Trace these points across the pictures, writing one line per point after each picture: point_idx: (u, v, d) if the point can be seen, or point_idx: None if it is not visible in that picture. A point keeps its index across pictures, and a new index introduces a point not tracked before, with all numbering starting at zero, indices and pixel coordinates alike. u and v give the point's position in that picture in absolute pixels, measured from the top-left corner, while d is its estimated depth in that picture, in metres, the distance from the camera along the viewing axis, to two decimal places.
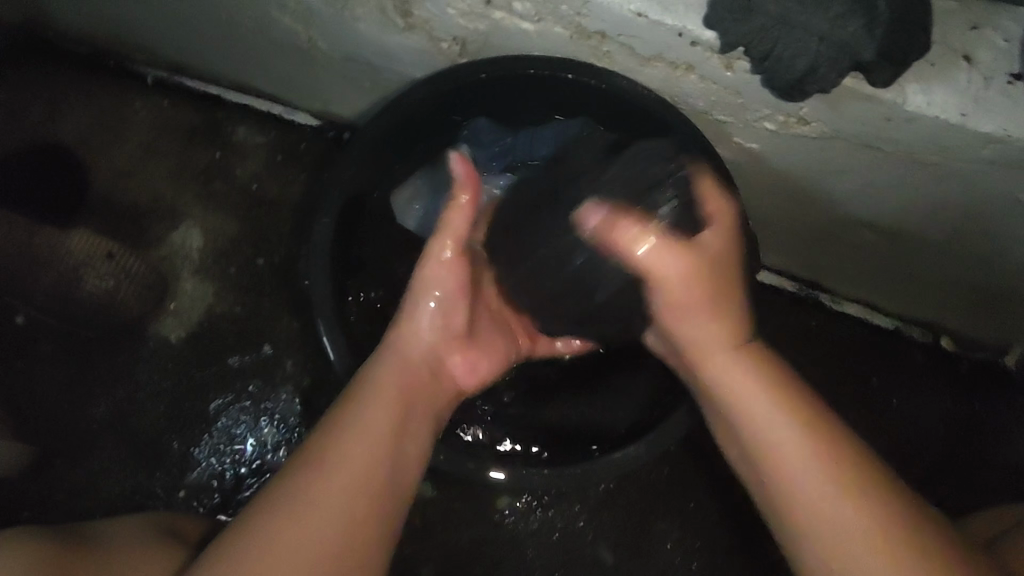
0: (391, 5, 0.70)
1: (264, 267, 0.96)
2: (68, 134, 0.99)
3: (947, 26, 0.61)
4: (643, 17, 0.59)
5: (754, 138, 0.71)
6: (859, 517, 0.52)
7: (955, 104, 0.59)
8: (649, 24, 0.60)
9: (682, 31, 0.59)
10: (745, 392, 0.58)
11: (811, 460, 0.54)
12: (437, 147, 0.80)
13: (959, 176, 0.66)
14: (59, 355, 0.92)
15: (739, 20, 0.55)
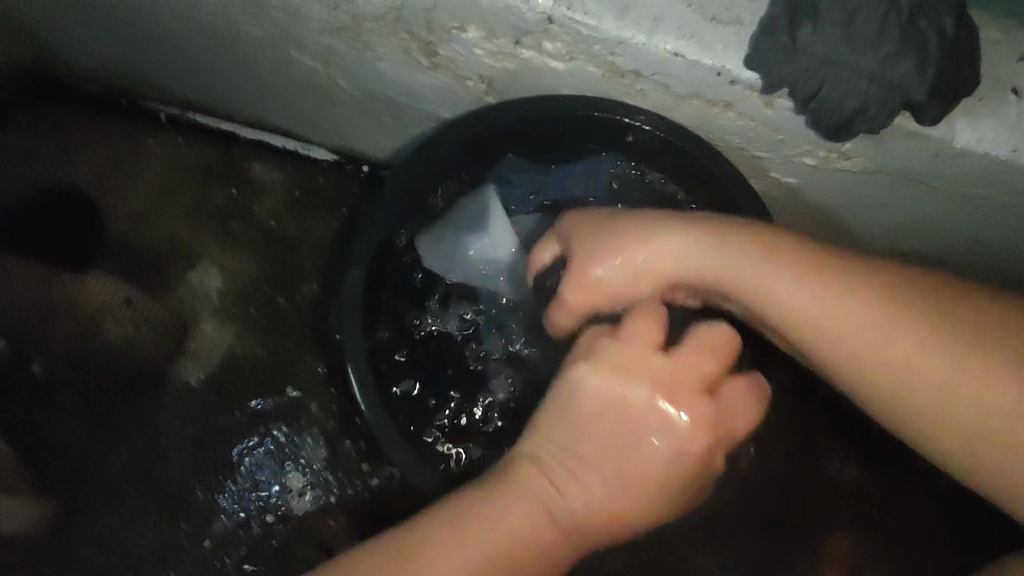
0: (415, 45, 0.68)
1: (285, 306, 0.94)
2: (81, 175, 0.98)
3: (996, 57, 0.59)
4: (681, 56, 0.57)
5: (792, 173, 0.69)
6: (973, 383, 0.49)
7: (1004, 139, 0.57)
8: (686, 64, 0.58)
9: (721, 70, 0.57)
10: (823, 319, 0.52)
11: (909, 359, 0.51)
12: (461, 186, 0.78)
13: (1008, 209, 0.64)
14: (79, 405, 0.90)
15: (784, 61, 0.53)
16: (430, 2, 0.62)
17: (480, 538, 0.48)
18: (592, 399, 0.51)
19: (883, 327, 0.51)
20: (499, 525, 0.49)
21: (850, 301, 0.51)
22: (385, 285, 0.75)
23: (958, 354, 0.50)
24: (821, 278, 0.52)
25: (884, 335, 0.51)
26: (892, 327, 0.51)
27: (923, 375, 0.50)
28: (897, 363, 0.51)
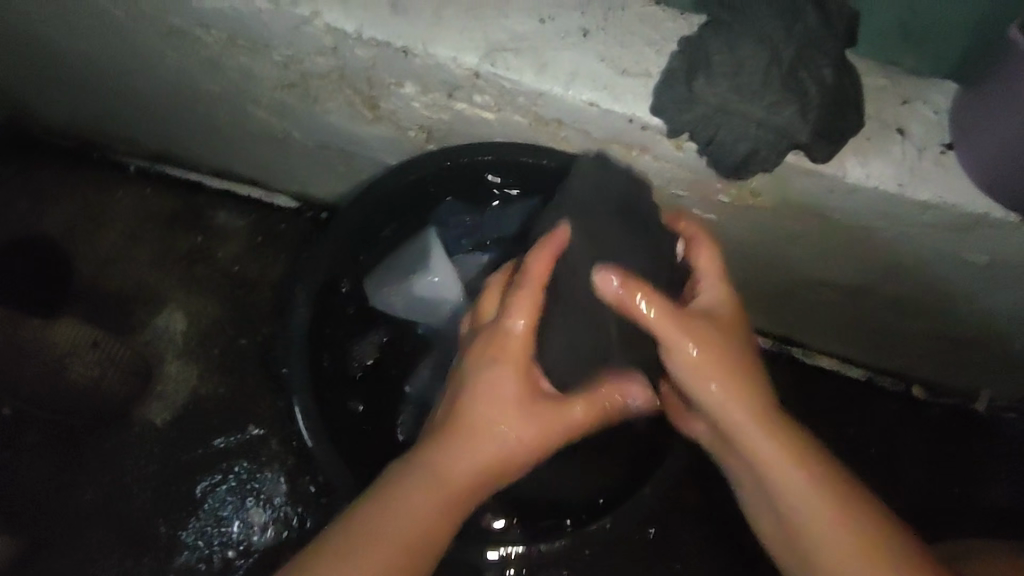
0: (358, 100, 0.74)
1: (247, 346, 0.98)
2: (52, 224, 1.02)
3: (881, 102, 0.65)
4: (595, 106, 0.63)
5: (710, 210, 0.74)
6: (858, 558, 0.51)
7: (892, 175, 0.63)
8: (600, 112, 0.63)
9: (632, 117, 0.62)
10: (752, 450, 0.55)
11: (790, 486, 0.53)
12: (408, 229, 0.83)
13: (905, 239, 0.69)
14: (48, 444, 0.93)
15: (683, 109, 0.60)
16: (368, 61, 0.67)
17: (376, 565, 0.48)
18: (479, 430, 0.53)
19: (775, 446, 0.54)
20: (416, 517, 0.50)
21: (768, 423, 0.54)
22: (336, 321, 0.80)
23: (837, 531, 0.52)
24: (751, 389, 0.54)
25: (793, 476, 0.53)
26: (821, 498, 0.53)
27: (800, 508, 0.53)
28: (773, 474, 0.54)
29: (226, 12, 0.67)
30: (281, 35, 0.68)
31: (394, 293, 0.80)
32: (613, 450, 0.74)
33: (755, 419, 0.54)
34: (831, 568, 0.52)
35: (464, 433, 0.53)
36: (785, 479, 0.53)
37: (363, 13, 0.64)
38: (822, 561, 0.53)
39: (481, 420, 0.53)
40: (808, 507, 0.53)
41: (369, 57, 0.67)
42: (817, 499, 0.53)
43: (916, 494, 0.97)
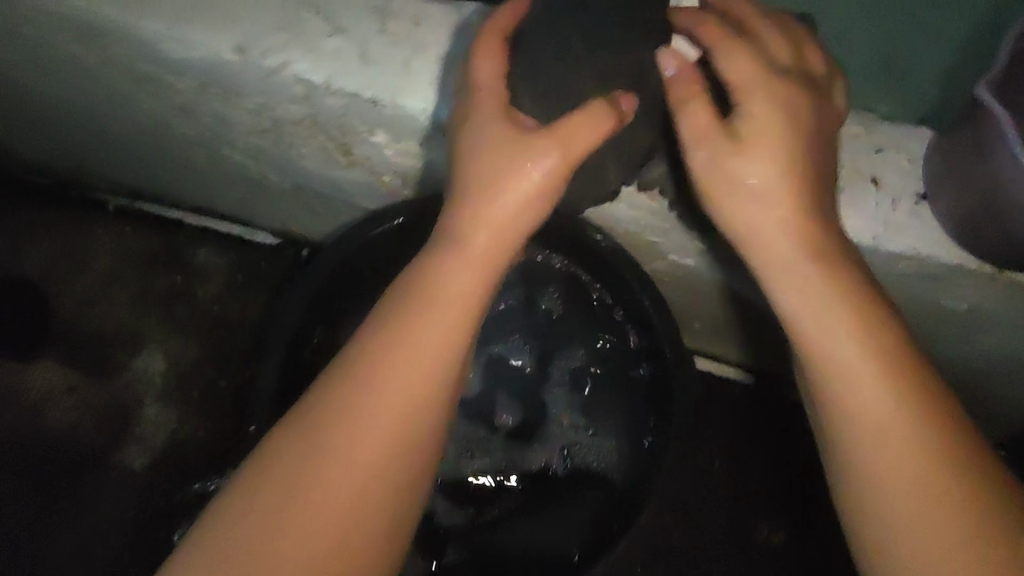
0: (332, 145, 0.73)
1: (227, 388, 0.97)
2: (30, 266, 1.01)
3: (856, 151, 0.64)
4: None
5: (687, 255, 0.73)
6: (925, 490, 0.44)
7: (866, 228, 0.62)
8: None
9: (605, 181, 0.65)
10: (837, 350, 0.47)
11: (883, 400, 0.46)
12: None
13: (884, 287, 0.68)
14: (22, 491, 0.91)
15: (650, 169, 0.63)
16: (340, 110, 0.67)
17: (299, 498, 0.43)
18: (422, 338, 0.47)
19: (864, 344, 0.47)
20: (352, 457, 0.44)
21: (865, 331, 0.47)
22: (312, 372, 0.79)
23: (911, 480, 0.44)
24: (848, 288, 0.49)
25: (876, 391, 0.46)
26: (917, 433, 0.45)
27: (875, 442, 0.45)
28: (856, 396, 0.46)
29: (196, 62, 0.66)
30: (252, 84, 0.67)
31: None
32: (586, 497, 0.71)
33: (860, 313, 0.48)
34: (888, 501, 0.45)
35: (411, 324, 0.47)
36: (875, 397, 0.46)
37: (332, 63, 0.63)
38: (882, 487, 0.45)
39: (422, 311, 0.48)
40: (887, 423, 0.45)
41: (340, 106, 0.66)
42: (912, 421, 0.45)
43: None
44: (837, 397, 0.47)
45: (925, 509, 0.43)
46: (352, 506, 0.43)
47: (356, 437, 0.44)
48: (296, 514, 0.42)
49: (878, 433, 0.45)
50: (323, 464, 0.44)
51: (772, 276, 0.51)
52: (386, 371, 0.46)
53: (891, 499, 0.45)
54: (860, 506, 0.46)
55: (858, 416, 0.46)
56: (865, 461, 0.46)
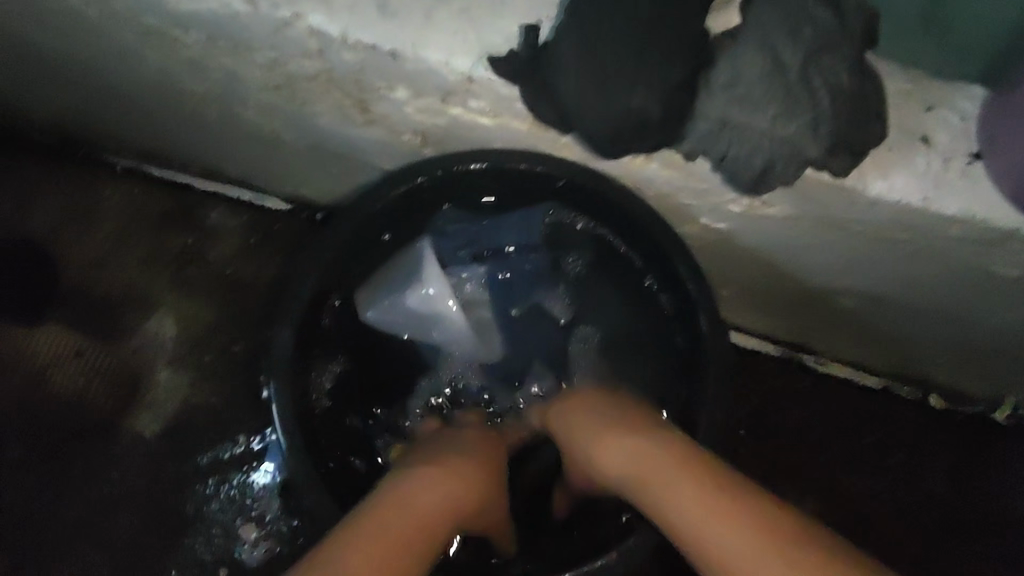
0: (349, 102, 0.70)
1: (240, 353, 0.95)
2: (36, 226, 0.98)
3: (905, 109, 0.60)
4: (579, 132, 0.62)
5: (721, 220, 0.70)
6: (697, 511, 0.48)
7: (916, 188, 0.58)
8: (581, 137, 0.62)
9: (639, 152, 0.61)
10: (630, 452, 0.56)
11: (654, 459, 0.54)
12: (402, 239, 0.79)
13: (930, 252, 0.65)
14: (29, 459, 0.90)
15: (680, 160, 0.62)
16: (356, 64, 0.63)
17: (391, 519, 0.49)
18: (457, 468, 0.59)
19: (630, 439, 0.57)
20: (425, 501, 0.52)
21: (639, 441, 0.57)
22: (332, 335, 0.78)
23: (687, 497, 0.49)
24: (640, 448, 0.56)
25: (653, 453, 0.54)
26: (655, 485, 0.52)
27: (663, 489, 0.51)
28: (637, 457, 0.55)
29: (203, 16, 0.63)
30: (263, 37, 0.63)
31: (386, 305, 0.78)
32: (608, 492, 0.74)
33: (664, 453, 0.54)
34: (687, 518, 0.48)
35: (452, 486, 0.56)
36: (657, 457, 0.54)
37: (347, 15, 0.59)
38: (681, 531, 0.49)
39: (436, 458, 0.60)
40: (672, 485, 0.51)
41: (356, 60, 0.62)
42: (697, 477, 0.50)
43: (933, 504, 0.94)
44: (624, 469, 0.56)
45: (730, 541, 0.45)
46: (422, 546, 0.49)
47: (433, 487, 0.54)
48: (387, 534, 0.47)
49: (641, 469, 0.54)
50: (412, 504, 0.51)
51: (597, 465, 0.59)
52: (438, 465, 0.58)
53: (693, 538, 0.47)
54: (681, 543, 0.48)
55: (633, 472, 0.55)
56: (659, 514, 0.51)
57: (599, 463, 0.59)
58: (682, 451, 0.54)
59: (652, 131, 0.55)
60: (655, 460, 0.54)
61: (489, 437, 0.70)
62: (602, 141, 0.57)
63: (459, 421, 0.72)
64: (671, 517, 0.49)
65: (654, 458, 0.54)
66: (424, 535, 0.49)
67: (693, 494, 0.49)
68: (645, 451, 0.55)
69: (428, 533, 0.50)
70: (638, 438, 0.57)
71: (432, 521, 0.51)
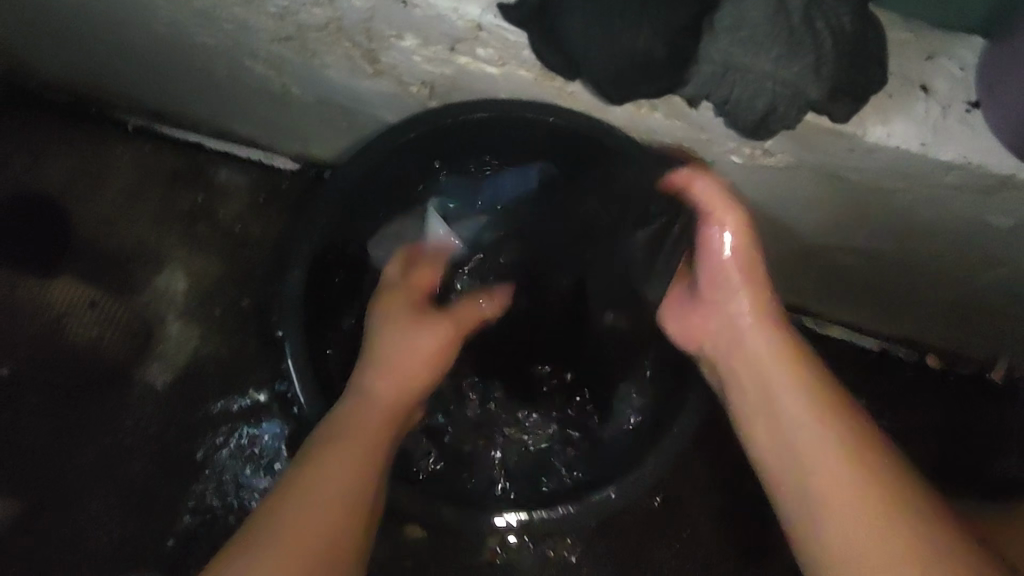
0: (358, 53, 0.71)
1: (248, 308, 0.97)
2: (49, 182, 1.00)
3: (904, 58, 0.61)
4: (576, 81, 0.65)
5: (722, 172, 0.72)
6: (866, 513, 0.47)
7: (915, 134, 0.60)
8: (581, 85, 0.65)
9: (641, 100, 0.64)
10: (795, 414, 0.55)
11: (821, 438, 0.52)
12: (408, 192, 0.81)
13: (927, 203, 0.66)
14: (45, 406, 0.92)
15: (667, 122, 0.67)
16: (367, 12, 0.64)
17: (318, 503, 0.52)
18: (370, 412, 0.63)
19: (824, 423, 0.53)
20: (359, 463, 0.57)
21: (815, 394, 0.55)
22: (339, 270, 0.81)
23: (857, 499, 0.48)
24: (840, 412, 0.54)
25: (829, 440, 0.52)
26: (843, 488, 0.49)
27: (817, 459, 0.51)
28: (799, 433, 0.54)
29: None
30: None
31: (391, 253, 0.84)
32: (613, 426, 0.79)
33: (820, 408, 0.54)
34: (838, 515, 0.49)
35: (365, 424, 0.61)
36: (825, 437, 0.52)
37: None
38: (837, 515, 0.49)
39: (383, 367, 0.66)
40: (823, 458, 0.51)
41: (366, 8, 0.63)
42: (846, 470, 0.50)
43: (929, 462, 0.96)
44: (799, 443, 0.53)
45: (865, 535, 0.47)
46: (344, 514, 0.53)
47: (359, 452, 0.58)
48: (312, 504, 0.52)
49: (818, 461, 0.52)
50: (330, 475, 0.55)
51: (788, 415, 0.55)
52: (365, 420, 0.61)
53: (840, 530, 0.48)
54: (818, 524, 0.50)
55: (803, 454, 0.53)
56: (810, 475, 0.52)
57: (771, 384, 0.58)
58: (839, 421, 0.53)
59: (656, 75, 0.56)
60: (847, 463, 0.50)
61: (419, 367, 0.68)
62: (608, 84, 0.59)
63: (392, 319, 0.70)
64: (822, 504, 0.50)
65: (829, 440, 0.52)
66: (353, 492, 0.54)
67: (879, 509, 0.47)
68: (823, 399, 0.55)
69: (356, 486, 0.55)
70: (814, 393, 0.56)
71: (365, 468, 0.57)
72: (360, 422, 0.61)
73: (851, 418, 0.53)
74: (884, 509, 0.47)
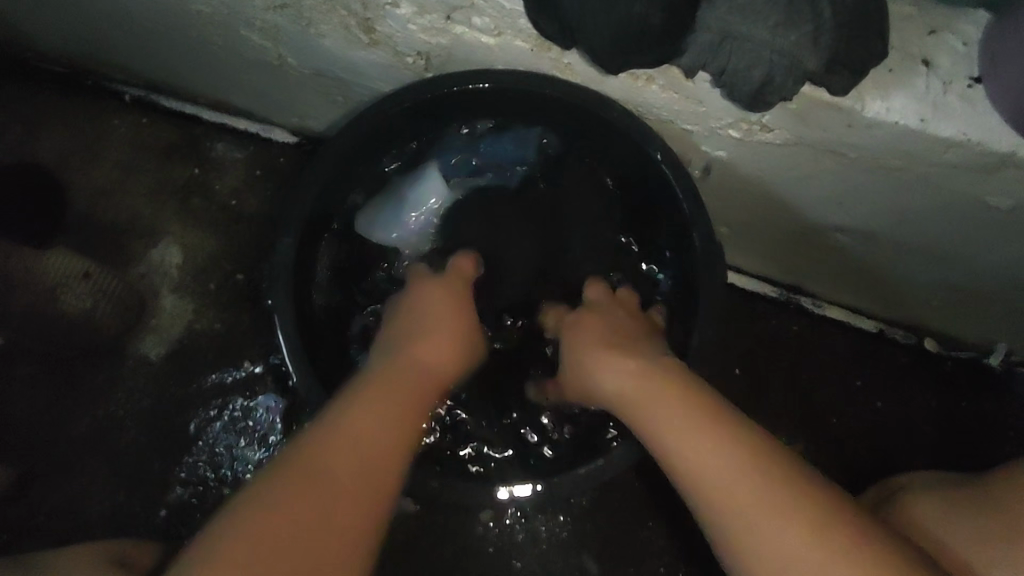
0: (353, 22, 0.69)
1: (243, 282, 0.96)
2: (44, 154, 0.99)
3: (906, 32, 0.60)
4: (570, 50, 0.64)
5: (721, 147, 0.71)
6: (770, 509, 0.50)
7: (914, 109, 0.59)
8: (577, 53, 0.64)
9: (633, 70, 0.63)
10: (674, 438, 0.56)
11: (703, 447, 0.55)
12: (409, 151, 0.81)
13: (926, 181, 0.65)
14: (39, 376, 0.93)
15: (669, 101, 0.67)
16: None
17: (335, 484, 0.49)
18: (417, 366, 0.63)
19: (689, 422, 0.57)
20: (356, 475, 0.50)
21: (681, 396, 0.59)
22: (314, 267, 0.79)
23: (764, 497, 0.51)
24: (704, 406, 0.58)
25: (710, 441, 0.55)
26: (732, 491, 0.52)
27: (710, 457, 0.54)
28: (681, 441, 0.56)
29: None
30: None
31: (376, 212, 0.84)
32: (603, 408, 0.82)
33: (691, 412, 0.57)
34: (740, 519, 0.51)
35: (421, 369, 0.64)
36: (708, 443, 0.55)
37: None
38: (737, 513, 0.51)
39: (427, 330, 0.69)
40: (719, 455, 0.54)
41: None
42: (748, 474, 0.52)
43: (923, 446, 0.96)
44: (677, 453, 0.56)
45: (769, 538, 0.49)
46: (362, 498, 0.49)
47: (372, 431, 0.54)
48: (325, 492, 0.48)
49: (703, 466, 0.54)
50: (351, 445, 0.52)
51: (656, 426, 0.59)
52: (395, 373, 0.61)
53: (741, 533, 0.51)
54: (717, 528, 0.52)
55: (688, 477, 0.55)
56: (700, 481, 0.54)
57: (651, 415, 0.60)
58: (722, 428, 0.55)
59: (652, 43, 0.56)
60: (723, 452, 0.54)
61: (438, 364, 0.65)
62: (604, 53, 0.58)
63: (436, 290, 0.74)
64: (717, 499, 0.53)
65: (719, 447, 0.54)
66: (360, 499, 0.49)
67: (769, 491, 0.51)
68: (692, 410, 0.57)
69: (365, 493, 0.50)
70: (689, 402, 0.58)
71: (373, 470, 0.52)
72: (361, 405, 0.56)
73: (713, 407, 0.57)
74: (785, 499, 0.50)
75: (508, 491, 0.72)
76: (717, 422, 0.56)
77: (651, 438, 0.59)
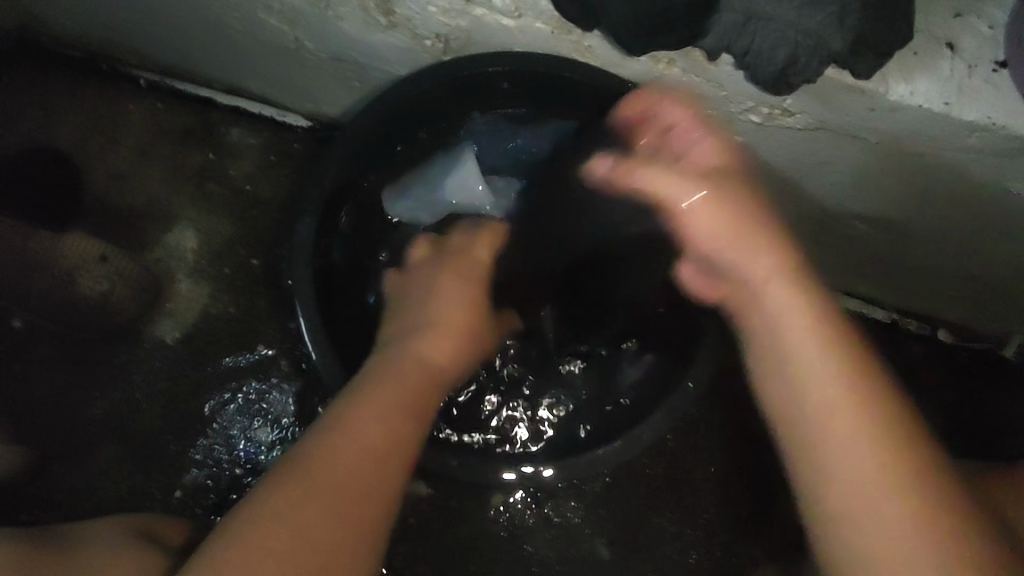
0: (372, 4, 0.69)
1: (258, 267, 0.97)
2: (60, 138, 0.99)
3: (931, 15, 0.60)
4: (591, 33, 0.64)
5: (740, 132, 0.71)
6: (889, 473, 0.51)
7: (938, 93, 0.58)
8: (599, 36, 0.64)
9: (653, 53, 0.63)
10: (802, 354, 0.56)
11: (834, 382, 0.54)
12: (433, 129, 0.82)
13: (949, 166, 0.65)
14: (56, 359, 0.93)
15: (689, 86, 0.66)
16: None
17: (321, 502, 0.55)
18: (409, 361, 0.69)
19: (824, 352, 0.55)
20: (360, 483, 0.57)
21: (823, 327, 0.56)
22: (336, 261, 0.81)
23: (882, 465, 0.51)
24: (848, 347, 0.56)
25: (829, 385, 0.54)
26: (862, 442, 0.52)
27: (831, 391, 0.54)
28: (809, 371, 0.55)
29: None
30: None
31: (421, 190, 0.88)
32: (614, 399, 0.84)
33: (841, 353, 0.55)
34: (854, 474, 0.52)
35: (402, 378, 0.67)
36: (842, 389, 0.54)
37: None
38: (847, 472, 0.52)
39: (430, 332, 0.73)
40: (844, 406, 0.53)
41: None
42: (867, 438, 0.52)
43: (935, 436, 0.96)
44: (805, 379, 0.55)
45: (882, 500, 0.51)
46: (345, 512, 0.55)
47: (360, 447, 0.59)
48: (317, 509, 0.54)
49: (829, 404, 0.54)
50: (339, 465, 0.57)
51: (784, 335, 0.57)
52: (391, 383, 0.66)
53: (845, 485, 0.52)
54: (815, 467, 0.54)
55: (822, 419, 0.54)
56: (816, 416, 0.54)
57: (774, 318, 0.57)
58: (861, 383, 0.54)
59: (676, 23, 0.55)
60: (861, 404, 0.53)
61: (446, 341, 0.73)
62: (627, 33, 0.58)
63: (440, 280, 0.79)
64: (828, 445, 0.53)
65: (850, 392, 0.54)
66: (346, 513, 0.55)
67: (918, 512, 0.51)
68: (831, 344, 0.56)
69: (351, 507, 0.55)
70: (819, 328, 0.56)
71: (356, 496, 0.56)
72: (353, 424, 0.61)
73: (855, 348, 0.56)
74: (903, 472, 0.51)
75: (517, 473, 0.73)
76: (865, 376, 0.55)
77: (773, 343, 0.57)
